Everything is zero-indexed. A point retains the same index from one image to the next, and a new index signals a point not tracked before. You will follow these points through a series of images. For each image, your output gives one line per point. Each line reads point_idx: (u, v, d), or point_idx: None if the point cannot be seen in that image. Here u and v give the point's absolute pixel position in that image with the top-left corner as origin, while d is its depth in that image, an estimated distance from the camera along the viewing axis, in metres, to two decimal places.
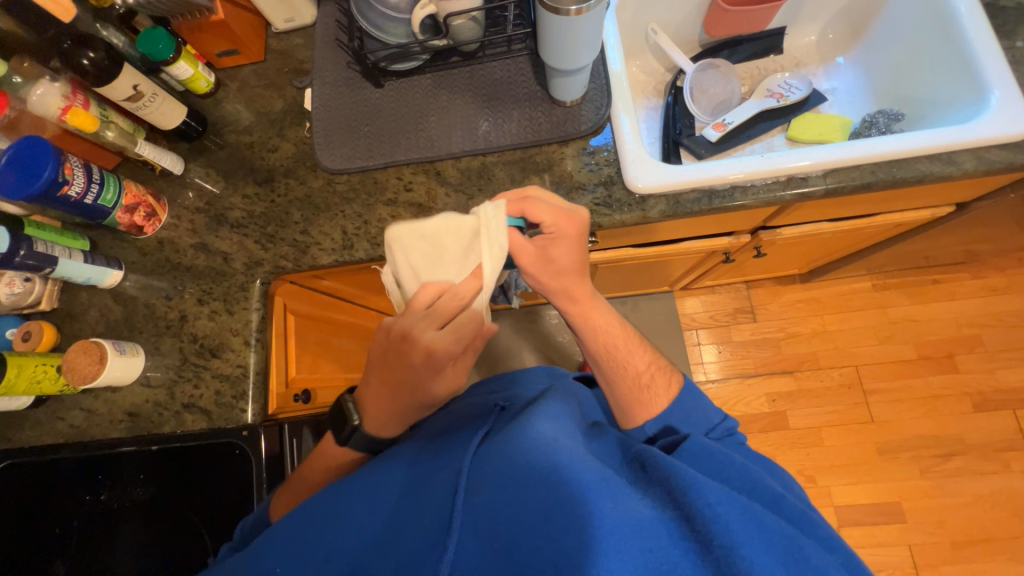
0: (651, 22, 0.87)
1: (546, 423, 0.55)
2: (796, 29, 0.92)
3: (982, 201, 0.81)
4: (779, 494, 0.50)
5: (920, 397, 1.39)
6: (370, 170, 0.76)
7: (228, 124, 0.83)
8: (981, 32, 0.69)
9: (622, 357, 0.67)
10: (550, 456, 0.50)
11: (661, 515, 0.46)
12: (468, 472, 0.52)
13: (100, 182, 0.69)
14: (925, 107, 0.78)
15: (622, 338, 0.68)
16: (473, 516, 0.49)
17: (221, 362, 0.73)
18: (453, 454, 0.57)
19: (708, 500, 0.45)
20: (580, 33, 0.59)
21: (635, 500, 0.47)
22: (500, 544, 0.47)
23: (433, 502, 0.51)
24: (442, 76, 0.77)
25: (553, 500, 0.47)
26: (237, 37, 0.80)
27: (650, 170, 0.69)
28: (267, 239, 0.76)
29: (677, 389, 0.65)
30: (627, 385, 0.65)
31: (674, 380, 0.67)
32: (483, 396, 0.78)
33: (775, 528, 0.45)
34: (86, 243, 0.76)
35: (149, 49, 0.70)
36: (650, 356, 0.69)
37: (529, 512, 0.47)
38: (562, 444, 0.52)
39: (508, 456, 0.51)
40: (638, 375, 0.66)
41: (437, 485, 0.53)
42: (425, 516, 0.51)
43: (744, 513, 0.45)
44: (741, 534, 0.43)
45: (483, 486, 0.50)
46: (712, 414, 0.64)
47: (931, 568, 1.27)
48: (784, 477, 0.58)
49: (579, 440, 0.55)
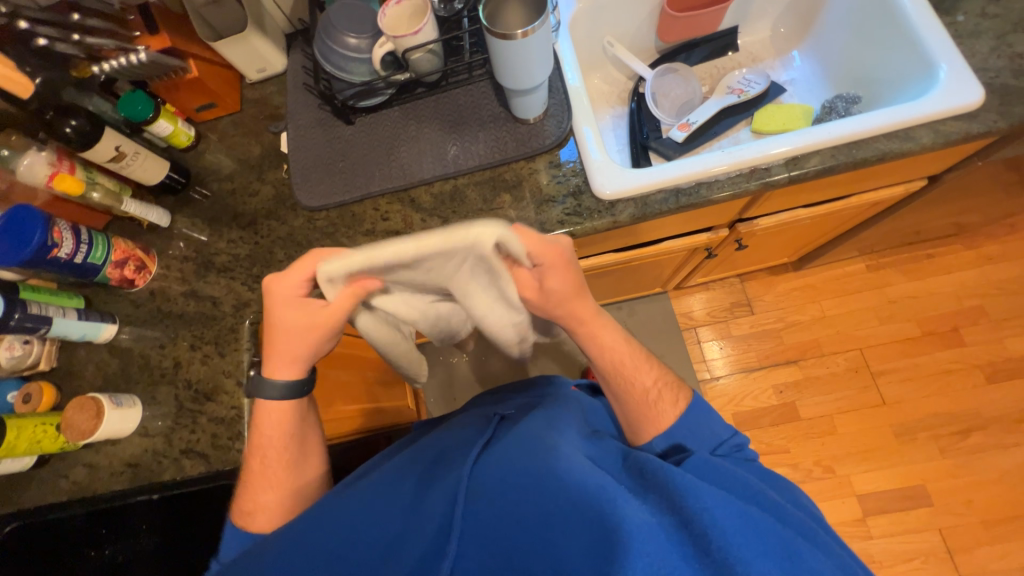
0: (607, 35, 0.90)
1: (550, 432, 0.55)
2: (748, 27, 0.94)
3: (952, 172, 0.81)
4: (780, 504, 0.48)
5: (930, 374, 1.37)
6: (347, 204, 0.78)
7: (210, 174, 0.86)
8: (921, 11, 0.71)
9: (630, 376, 0.62)
10: (552, 466, 0.49)
11: (659, 520, 0.44)
12: (469, 477, 0.51)
13: (89, 242, 0.72)
14: (881, 88, 0.79)
15: (630, 354, 0.64)
16: (472, 529, 0.48)
17: (215, 406, 0.74)
18: (452, 466, 0.55)
19: (704, 504, 0.44)
20: (530, 54, 0.61)
21: (636, 504, 0.45)
22: (502, 549, 0.47)
23: (432, 507, 0.50)
24: (408, 107, 0.80)
25: (551, 507, 0.46)
26: (212, 91, 0.84)
27: (617, 177, 0.71)
28: (254, 280, 0.79)
29: (685, 406, 0.61)
30: (630, 401, 0.62)
31: (684, 397, 0.62)
32: (488, 406, 0.77)
33: (773, 533, 0.43)
34: (81, 300, 0.78)
35: (129, 111, 0.74)
36: (659, 371, 0.64)
37: (529, 518, 0.47)
38: (562, 453, 0.51)
39: (510, 466, 0.51)
40: (645, 391, 0.62)
41: (436, 492, 0.52)
42: (421, 527, 0.49)
43: (741, 517, 0.43)
44: (739, 541, 0.42)
45: (484, 494, 0.49)
46: (720, 430, 0.60)
47: (966, 552, 1.23)
48: (797, 496, 0.54)
49: (578, 446, 0.54)
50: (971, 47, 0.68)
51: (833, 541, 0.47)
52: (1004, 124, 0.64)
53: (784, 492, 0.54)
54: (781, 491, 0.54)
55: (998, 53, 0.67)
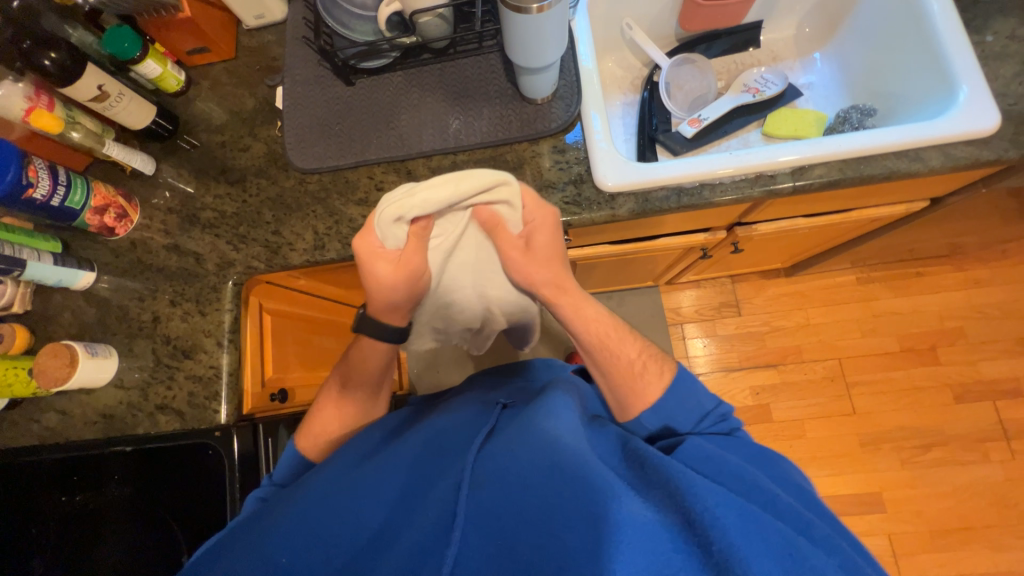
0: (626, 16, 0.86)
1: (550, 419, 0.54)
2: (773, 23, 0.91)
3: (956, 196, 0.80)
4: (772, 493, 0.47)
5: (902, 389, 1.40)
6: (341, 169, 0.76)
7: (200, 123, 0.82)
8: (952, 25, 0.68)
9: (614, 346, 0.63)
10: (554, 454, 0.48)
11: (662, 517, 0.44)
12: (473, 467, 0.50)
13: (67, 184, 0.69)
14: (898, 103, 0.77)
15: (612, 327, 0.65)
16: (478, 519, 0.46)
17: (194, 363, 0.73)
18: (457, 456, 0.54)
19: (706, 504, 0.43)
20: (544, 31, 0.58)
21: (637, 500, 0.45)
22: (503, 541, 0.45)
23: (434, 497, 0.49)
24: (413, 73, 0.76)
25: (556, 500, 0.45)
26: (205, 34, 0.79)
27: (619, 168, 0.69)
28: (239, 240, 0.76)
29: (670, 376, 0.61)
30: (619, 377, 0.62)
31: (668, 368, 0.62)
32: (483, 391, 0.75)
33: (771, 529, 0.42)
34: (57, 244, 0.75)
35: (114, 48, 0.70)
36: (643, 344, 0.65)
37: (534, 509, 0.45)
38: (564, 443, 0.50)
39: (512, 455, 0.50)
40: (630, 362, 0.62)
41: (441, 482, 0.51)
42: (423, 515, 0.48)
43: (742, 516, 0.43)
44: (743, 542, 0.41)
45: (487, 484, 0.48)
46: (704, 400, 0.59)
47: (909, 557, 1.30)
48: (788, 475, 0.53)
49: (582, 438, 0.53)
50: (994, 70, 0.66)
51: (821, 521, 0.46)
52: (1014, 154, 0.63)
53: (776, 472, 0.53)
54: (774, 472, 0.53)
55: (1021, 79, 0.65)
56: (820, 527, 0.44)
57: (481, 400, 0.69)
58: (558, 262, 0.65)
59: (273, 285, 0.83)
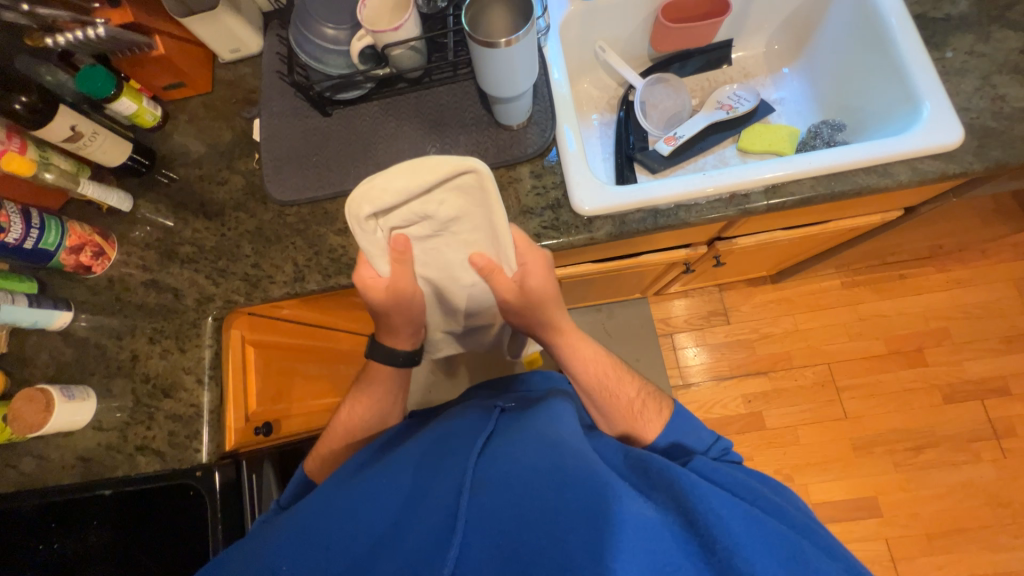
0: (599, 40, 0.87)
1: (553, 428, 0.55)
2: (743, 41, 0.93)
3: (928, 205, 0.82)
4: (775, 504, 0.48)
5: (892, 391, 1.41)
6: (320, 200, 0.76)
7: (178, 157, 0.82)
8: (913, 43, 0.70)
9: (613, 386, 0.64)
10: (560, 459, 0.48)
11: (663, 518, 0.44)
12: (474, 469, 0.49)
13: (40, 227, 0.68)
14: (866, 119, 0.79)
15: (610, 367, 0.66)
16: (480, 519, 0.44)
17: (173, 402, 0.72)
18: (454, 460, 0.52)
19: (710, 505, 0.43)
20: (513, 64, 0.59)
21: (640, 501, 0.45)
22: (504, 543, 0.42)
23: (434, 499, 0.47)
24: (389, 102, 0.77)
25: (558, 500, 0.44)
26: (179, 69, 0.79)
27: (596, 193, 0.69)
28: (218, 274, 0.76)
29: (670, 412, 0.64)
30: (620, 415, 0.63)
31: (668, 404, 0.65)
32: (485, 398, 0.72)
33: (774, 533, 0.43)
34: (33, 284, 0.73)
35: (88, 87, 0.69)
36: (640, 382, 0.67)
37: (538, 508, 0.44)
38: (568, 447, 0.51)
39: (514, 459, 0.49)
40: (629, 401, 0.64)
41: (442, 482, 0.49)
42: (423, 521, 0.45)
43: (746, 518, 0.43)
44: (746, 541, 0.41)
45: (487, 486, 0.46)
46: (704, 435, 0.62)
47: (907, 561, 1.30)
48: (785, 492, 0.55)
49: (584, 445, 0.52)
50: (955, 85, 0.68)
51: (825, 532, 0.47)
52: (979, 167, 0.64)
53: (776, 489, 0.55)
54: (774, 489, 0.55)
55: (981, 93, 0.67)
56: (824, 536, 0.46)
57: (480, 407, 0.66)
58: (552, 305, 0.62)
59: (254, 317, 0.82)
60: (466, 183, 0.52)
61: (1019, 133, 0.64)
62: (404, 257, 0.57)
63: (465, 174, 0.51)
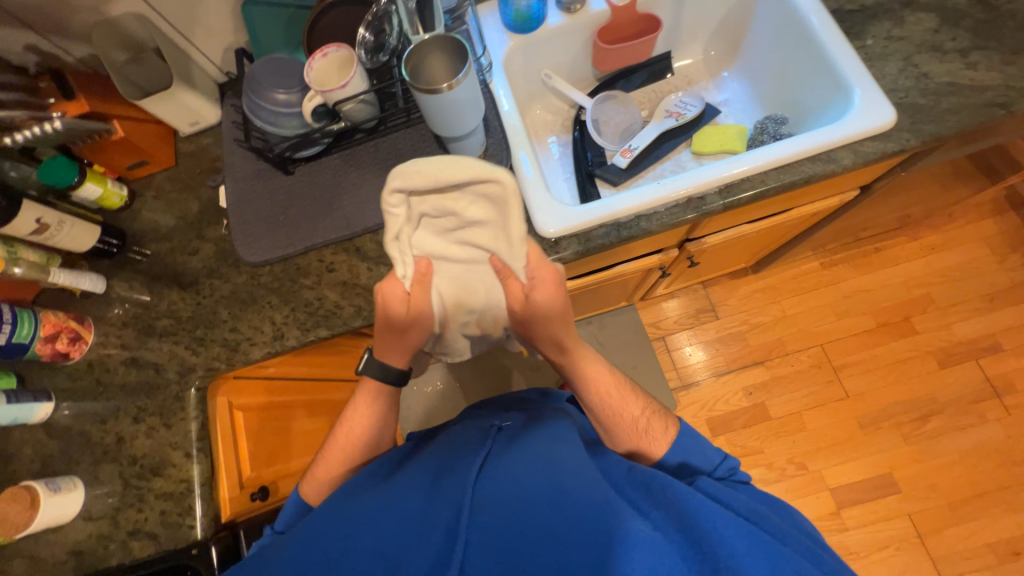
0: (544, 68, 0.91)
1: (553, 440, 0.53)
2: (681, 51, 0.97)
3: (881, 181, 0.85)
4: (779, 525, 0.48)
5: (888, 363, 1.42)
6: (292, 256, 0.77)
7: (147, 234, 0.83)
8: (835, 37, 0.74)
9: (618, 403, 0.63)
10: (558, 477, 0.47)
11: (664, 535, 0.43)
12: (474, 489, 0.46)
13: (12, 320, 0.68)
14: (805, 110, 0.82)
15: (616, 386, 0.64)
16: (481, 541, 0.43)
17: (163, 480, 0.71)
18: (454, 481, 0.49)
19: (709, 522, 0.44)
20: (458, 106, 0.61)
21: (640, 519, 0.44)
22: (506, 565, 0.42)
23: (435, 521, 0.45)
24: (348, 154, 0.79)
25: (558, 522, 0.43)
26: (141, 148, 0.80)
27: (558, 214, 0.71)
28: (198, 343, 0.76)
29: (675, 432, 0.62)
30: (622, 434, 0.62)
31: (673, 424, 0.63)
32: (485, 416, 0.68)
33: (778, 552, 0.43)
34: (11, 379, 0.72)
35: (51, 177, 0.71)
36: (645, 399, 0.65)
37: (540, 525, 0.43)
38: (571, 463, 0.49)
39: (514, 477, 0.47)
40: (634, 420, 0.62)
41: (443, 498, 0.47)
42: (427, 541, 0.44)
43: (748, 537, 0.43)
44: (745, 556, 0.41)
45: (490, 506, 0.45)
46: (712, 455, 0.60)
47: (934, 535, 1.28)
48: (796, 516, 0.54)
49: (585, 456, 0.51)
50: (881, 69, 0.72)
51: (832, 558, 0.47)
52: (915, 142, 0.67)
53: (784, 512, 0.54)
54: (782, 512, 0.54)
55: (905, 73, 0.71)
56: (826, 558, 0.46)
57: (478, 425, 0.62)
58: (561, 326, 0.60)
59: (240, 380, 0.82)
60: (492, 193, 0.51)
61: (946, 106, 0.68)
62: (426, 285, 0.58)
63: (489, 183, 0.50)
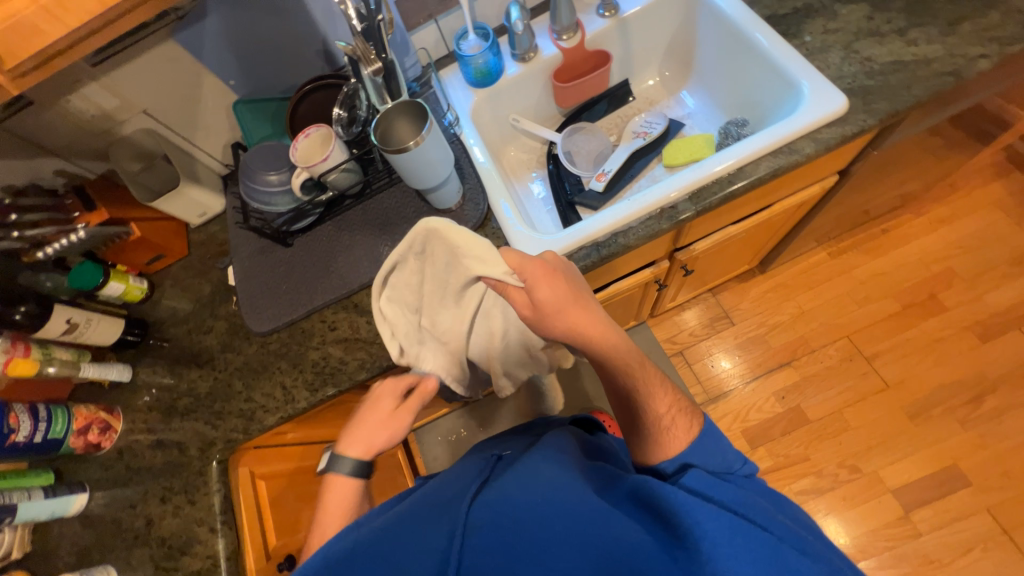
0: (511, 113, 0.98)
1: (544, 461, 0.52)
2: (637, 77, 1.03)
3: (858, 163, 0.86)
4: (767, 512, 0.46)
5: (924, 346, 1.35)
6: (297, 321, 0.81)
7: (166, 320, 0.89)
8: (774, 40, 0.78)
9: (646, 392, 0.58)
10: (547, 492, 0.47)
11: (655, 537, 0.44)
12: (467, 513, 0.46)
13: (47, 418, 0.73)
14: (763, 110, 0.85)
15: (641, 379, 0.59)
16: (474, 563, 0.42)
17: (191, 558, 0.72)
18: (448, 510, 0.49)
19: (693, 517, 0.43)
20: (427, 159, 0.67)
21: (629, 523, 0.45)
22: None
23: (430, 546, 0.45)
24: (340, 220, 0.85)
25: (547, 533, 0.43)
26: (157, 243, 0.88)
27: (539, 242, 0.74)
28: (216, 417, 0.79)
29: (699, 430, 0.57)
30: (642, 427, 0.59)
31: (698, 421, 0.59)
32: (487, 448, 0.67)
33: (758, 539, 0.42)
34: (49, 475, 0.76)
35: (80, 281, 0.78)
36: (673, 396, 0.60)
37: (531, 542, 0.42)
38: (563, 481, 0.48)
39: (505, 498, 0.47)
40: (658, 417, 0.58)
41: (438, 528, 0.47)
42: (420, 569, 0.43)
43: (729, 526, 0.43)
44: (727, 547, 0.41)
45: (482, 528, 0.44)
46: (732, 460, 0.55)
47: (1021, 528, 1.16)
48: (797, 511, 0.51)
49: (577, 476, 0.50)
50: (823, 61, 0.75)
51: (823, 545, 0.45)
52: (873, 121, 0.69)
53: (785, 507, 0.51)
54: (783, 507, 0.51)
55: (849, 60, 0.74)
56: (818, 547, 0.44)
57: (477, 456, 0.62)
58: (579, 308, 0.57)
59: (260, 448, 0.84)
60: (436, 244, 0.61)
61: (896, 83, 0.70)
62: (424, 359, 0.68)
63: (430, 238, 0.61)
